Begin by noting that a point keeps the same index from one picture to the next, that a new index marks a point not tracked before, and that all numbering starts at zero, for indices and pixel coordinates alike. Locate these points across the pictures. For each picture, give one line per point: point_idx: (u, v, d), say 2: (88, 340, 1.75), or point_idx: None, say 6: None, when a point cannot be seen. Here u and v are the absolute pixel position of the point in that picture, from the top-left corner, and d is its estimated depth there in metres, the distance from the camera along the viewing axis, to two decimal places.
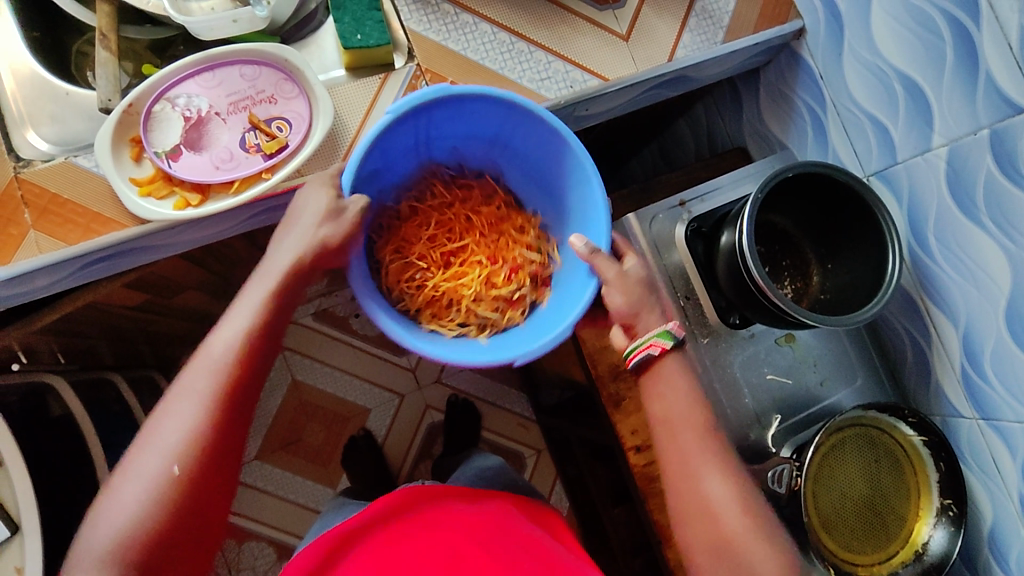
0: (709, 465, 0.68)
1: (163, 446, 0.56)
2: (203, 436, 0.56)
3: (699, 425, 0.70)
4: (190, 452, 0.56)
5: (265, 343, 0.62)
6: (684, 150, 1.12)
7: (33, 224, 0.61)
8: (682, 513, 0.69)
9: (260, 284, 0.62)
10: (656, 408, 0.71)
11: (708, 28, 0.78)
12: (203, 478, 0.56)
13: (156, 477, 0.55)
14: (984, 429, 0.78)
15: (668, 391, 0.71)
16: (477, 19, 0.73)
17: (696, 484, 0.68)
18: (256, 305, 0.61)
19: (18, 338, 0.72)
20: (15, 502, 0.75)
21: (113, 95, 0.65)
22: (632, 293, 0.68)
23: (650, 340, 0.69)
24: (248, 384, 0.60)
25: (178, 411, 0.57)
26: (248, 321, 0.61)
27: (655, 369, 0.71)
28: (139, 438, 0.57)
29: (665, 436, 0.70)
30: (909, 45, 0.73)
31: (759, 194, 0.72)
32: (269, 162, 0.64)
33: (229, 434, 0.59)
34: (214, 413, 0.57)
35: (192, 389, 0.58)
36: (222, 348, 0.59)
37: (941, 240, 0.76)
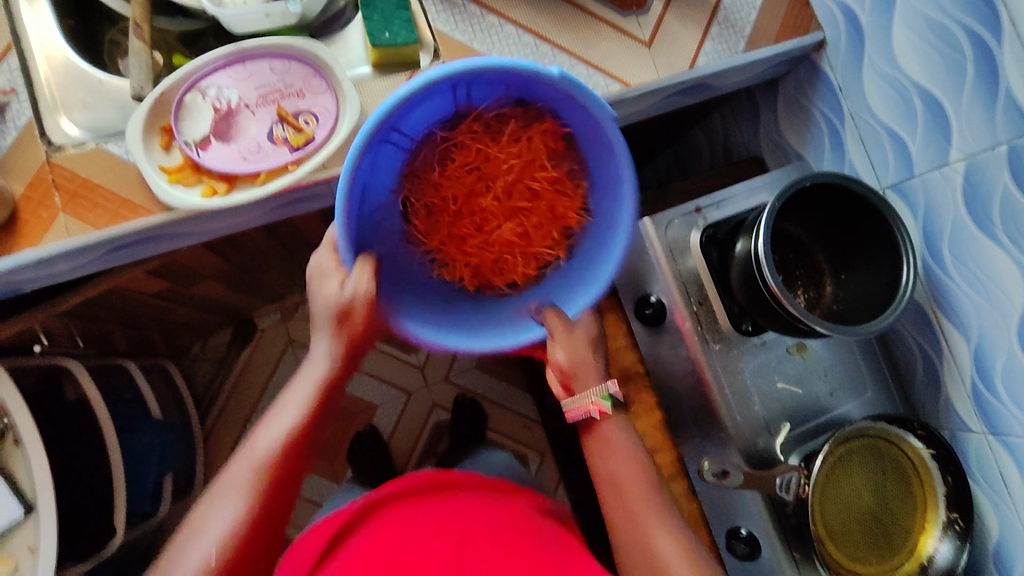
0: (658, 520, 0.64)
1: (207, 537, 0.57)
2: (244, 526, 0.58)
3: (645, 491, 0.66)
4: (231, 545, 0.57)
5: (303, 445, 0.63)
6: (699, 157, 1.12)
7: (63, 207, 0.62)
8: (628, 566, 0.65)
9: (301, 381, 0.64)
10: (602, 469, 0.68)
11: (730, 37, 0.79)
12: (240, 571, 0.57)
13: (194, 572, 0.55)
14: (994, 445, 0.78)
15: (609, 451, 0.67)
16: (503, 21, 0.74)
17: (647, 540, 0.64)
18: (297, 408, 0.63)
19: (39, 321, 0.73)
20: (30, 483, 0.76)
21: (145, 83, 0.66)
22: (577, 349, 0.65)
23: (590, 403, 0.66)
24: (288, 475, 0.61)
25: (224, 503, 0.58)
26: (288, 419, 0.62)
27: (598, 433, 0.68)
28: (186, 527, 0.59)
29: (610, 489, 0.67)
30: (930, 60, 0.73)
31: (776, 203, 0.72)
32: (296, 154, 0.65)
33: (267, 527, 0.60)
34: (256, 507, 0.59)
35: (234, 482, 0.59)
36: (264, 446, 0.61)
37: (955, 255, 0.76)
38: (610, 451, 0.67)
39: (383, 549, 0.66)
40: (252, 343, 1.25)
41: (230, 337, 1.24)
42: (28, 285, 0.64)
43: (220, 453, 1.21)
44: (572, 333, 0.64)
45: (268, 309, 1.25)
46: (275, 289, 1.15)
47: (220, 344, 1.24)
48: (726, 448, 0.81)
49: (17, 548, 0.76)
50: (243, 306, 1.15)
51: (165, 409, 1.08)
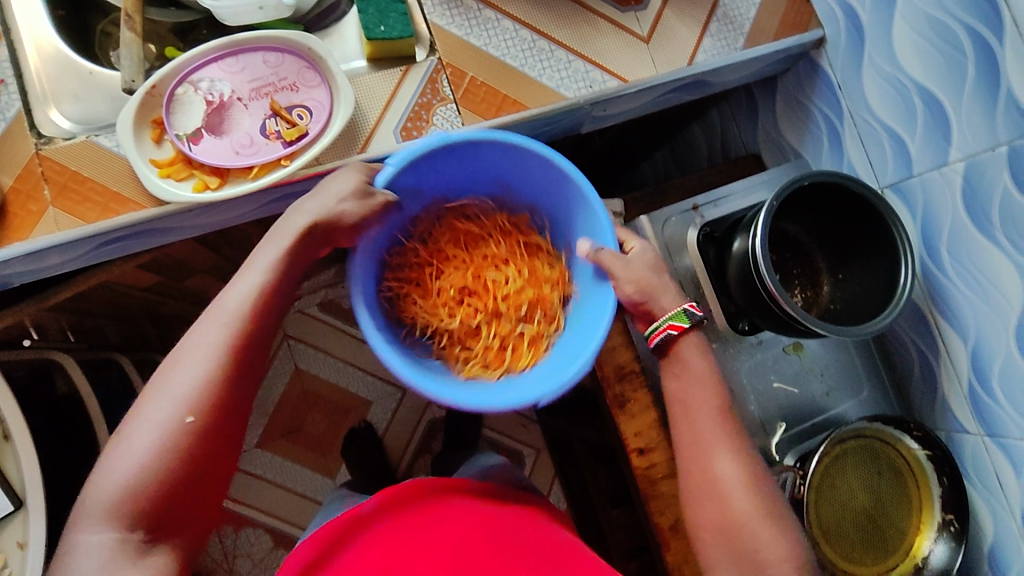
0: (718, 443, 0.67)
1: (177, 395, 0.53)
2: (219, 385, 0.54)
3: (719, 418, 0.68)
4: (207, 402, 0.53)
5: (277, 303, 0.60)
6: (696, 155, 1.12)
7: (52, 201, 0.61)
8: (692, 493, 0.67)
9: (276, 241, 0.60)
10: (673, 389, 0.71)
11: (729, 33, 0.79)
12: (215, 435, 0.54)
13: (167, 429, 0.52)
14: (989, 446, 0.78)
15: (684, 373, 0.70)
16: (500, 15, 0.73)
17: (706, 461, 0.67)
18: (272, 263, 0.59)
19: (29, 315, 0.72)
20: (20, 478, 0.75)
21: (137, 75, 0.65)
22: (642, 279, 0.68)
23: (666, 323, 0.69)
24: (260, 334, 0.58)
25: (193, 363, 0.54)
26: (262, 276, 0.59)
27: (674, 353, 0.71)
28: (150, 387, 0.54)
29: (679, 410, 0.70)
30: (931, 59, 0.73)
31: (774, 201, 0.72)
32: (288, 149, 0.64)
33: (243, 383, 0.57)
34: (229, 361, 0.55)
35: (203, 340, 0.55)
36: (235, 305, 0.57)
37: (954, 255, 0.76)
38: (687, 381, 0.70)
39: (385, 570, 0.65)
40: None
41: None
42: (15, 279, 0.63)
43: None
44: (628, 264, 0.68)
45: None
46: None
47: None
48: None
49: (6, 543, 0.75)
50: None
51: None
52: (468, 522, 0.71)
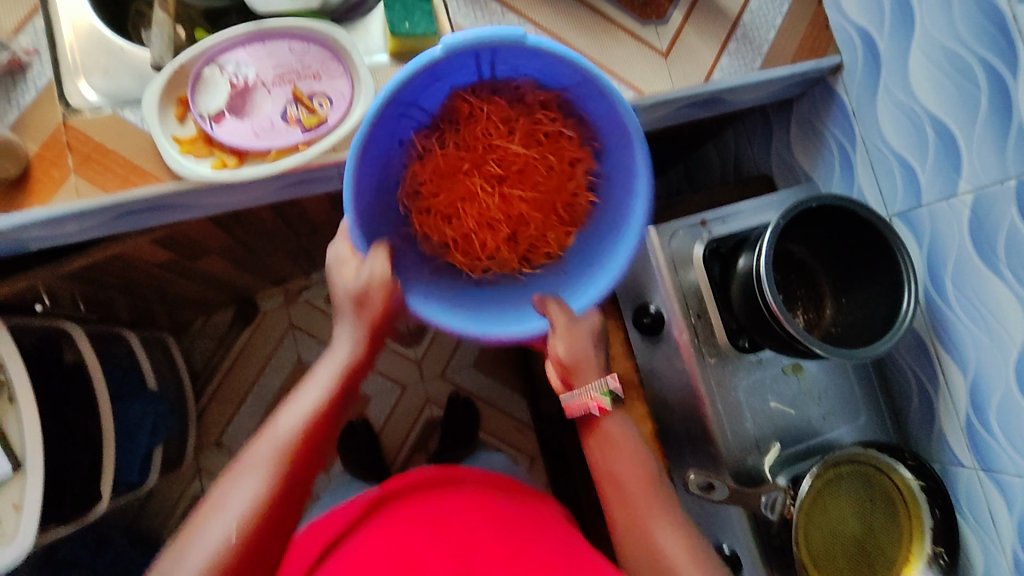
0: (655, 516, 0.64)
1: (229, 513, 0.55)
2: (267, 500, 0.56)
3: (650, 492, 0.65)
4: (252, 522, 0.55)
5: (328, 428, 0.62)
6: (709, 173, 1.13)
7: (74, 169, 0.62)
8: (634, 567, 0.64)
9: (328, 361, 0.63)
10: (603, 465, 0.67)
11: (748, 53, 0.80)
12: (255, 553, 0.55)
13: (213, 545, 0.54)
14: (984, 480, 0.78)
15: (613, 454, 0.67)
16: (522, 21, 0.75)
17: (648, 536, 0.63)
18: (324, 383, 0.62)
19: (43, 281, 0.73)
20: (21, 440, 0.75)
21: (164, 53, 0.69)
22: (576, 344, 0.64)
23: (589, 398, 0.65)
24: (310, 459, 0.60)
25: (245, 483, 0.57)
26: (314, 400, 0.61)
27: (598, 429, 0.68)
28: (204, 508, 0.57)
29: (610, 488, 0.66)
30: (945, 91, 0.73)
31: (780, 220, 0.72)
32: (307, 135, 0.65)
33: (290, 504, 0.58)
34: (279, 484, 0.57)
35: (255, 461, 0.58)
36: (285, 428, 0.59)
37: (957, 286, 0.76)
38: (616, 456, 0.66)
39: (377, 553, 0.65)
40: (251, 325, 1.26)
41: (230, 316, 1.25)
42: (34, 243, 0.65)
43: (213, 430, 1.22)
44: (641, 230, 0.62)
45: (271, 292, 1.26)
46: (279, 271, 1.16)
47: (221, 322, 1.25)
48: (716, 464, 0.81)
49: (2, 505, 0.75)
50: (246, 286, 1.16)
51: (162, 380, 1.09)
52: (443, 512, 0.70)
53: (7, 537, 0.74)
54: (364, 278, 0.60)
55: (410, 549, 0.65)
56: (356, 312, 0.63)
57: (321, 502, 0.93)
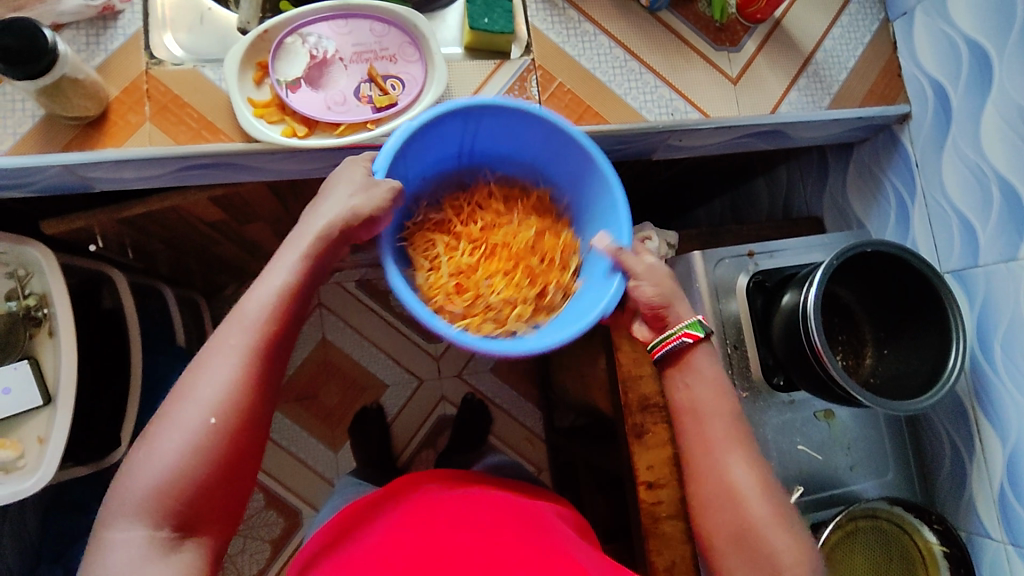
0: (730, 448, 0.64)
1: (202, 396, 0.51)
2: (244, 381, 0.52)
3: (727, 421, 0.65)
4: (230, 406, 0.51)
5: (303, 304, 0.57)
6: (756, 207, 1.12)
7: (150, 117, 0.64)
8: (706, 503, 0.63)
9: (301, 236, 0.58)
10: (681, 398, 0.67)
11: (816, 91, 0.80)
12: (240, 433, 0.52)
13: (191, 430, 0.50)
14: (1012, 555, 0.75)
15: (693, 381, 0.66)
16: (598, 31, 0.76)
17: (720, 470, 0.63)
18: (298, 261, 0.56)
19: (99, 224, 0.75)
20: (57, 375, 0.77)
21: (253, 19, 0.71)
22: (659, 280, 0.65)
23: (681, 330, 0.65)
24: (286, 335, 0.56)
25: (216, 365, 0.52)
26: (288, 273, 0.56)
27: (685, 362, 0.67)
28: (174, 391, 0.52)
29: (692, 421, 0.66)
30: (1016, 151, 0.71)
31: (834, 260, 0.71)
32: (377, 114, 0.66)
33: (268, 387, 0.54)
34: (255, 364, 0.53)
35: (228, 342, 0.53)
36: (257, 306, 0.54)
37: (1007, 353, 0.74)
38: (696, 387, 0.66)
39: (397, 538, 0.62)
40: None
41: None
42: (100, 184, 0.67)
43: None
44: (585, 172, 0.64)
45: None
46: None
47: None
48: None
49: (26, 435, 0.76)
50: None
51: (189, 338, 1.11)
52: (445, 500, 0.67)
53: (29, 468, 0.75)
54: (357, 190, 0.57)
55: (425, 538, 0.61)
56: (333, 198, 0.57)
57: (327, 505, 0.90)
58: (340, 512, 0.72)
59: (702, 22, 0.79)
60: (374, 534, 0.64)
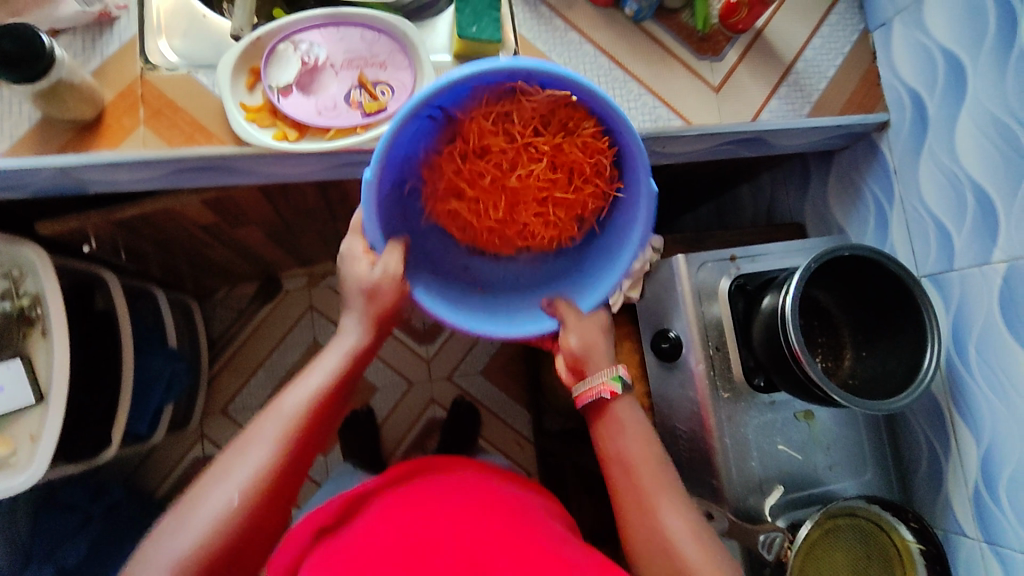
0: (662, 497, 0.62)
1: (234, 478, 0.54)
2: (275, 468, 0.56)
3: (653, 470, 0.64)
4: (258, 488, 0.54)
5: (334, 407, 0.62)
6: (740, 214, 1.15)
7: (144, 121, 0.66)
8: (640, 554, 0.62)
9: (333, 348, 0.64)
10: (611, 449, 0.65)
11: (796, 99, 0.82)
12: (261, 519, 0.55)
13: (219, 510, 0.53)
14: (986, 553, 0.77)
15: (618, 434, 0.65)
16: (583, 40, 0.78)
17: (653, 519, 0.61)
18: (332, 365, 0.62)
19: (92, 226, 0.76)
20: (48, 375, 0.78)
21: (245, 26, 0.71)
22: (591, 336, 0.66)
23: (601, 384, 0.65)
24: (315, 436, 0.60)
25: (252, 452, 0.56)
26: (323, 376, 0.61)
27: (608, 415, 0.66)
28: (209, 473, 0.55)
29: (620, 473, 0.64)
30: (989, 159, 0.74)
31: (812, 264, 0.73)
32: (366, 119, 0.68)
33: (293, 476, 0.58)
34: (287, 454, 0.57)
35: (262, 433, 0.57)
36: (292, 403, 0.59)
37: (981, 355, 0.76)
38: (621, 435, 0.65)
39: (394, 524, 0.62)
40: (273, 302, 1.29)
41: (254, 291, 1.28)
42: (93, 186, 0.68)
43: (221, 399, 1.24)
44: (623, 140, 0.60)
45: (297, 273, 1.29)
46: (309, 252, 1.18)
47: (244, 296, 1.28)
48: (716, 498, 0.80)
49: (19, 434, 0.77)
50: (276, 262, 1.19)
51: (180, 340, 1.12)
52: (440, 493, 0.67)
53: (20, 466, 0.76)
54: (376, 273, 0.62)
55: (418, 527, 0.62)
56: (364, 307, 0.63)
57: (322, 489, 0.94)
58: (331, 499, 0.72)
59: (685, 32, 0.81)
60: (371, 518, 0.64)
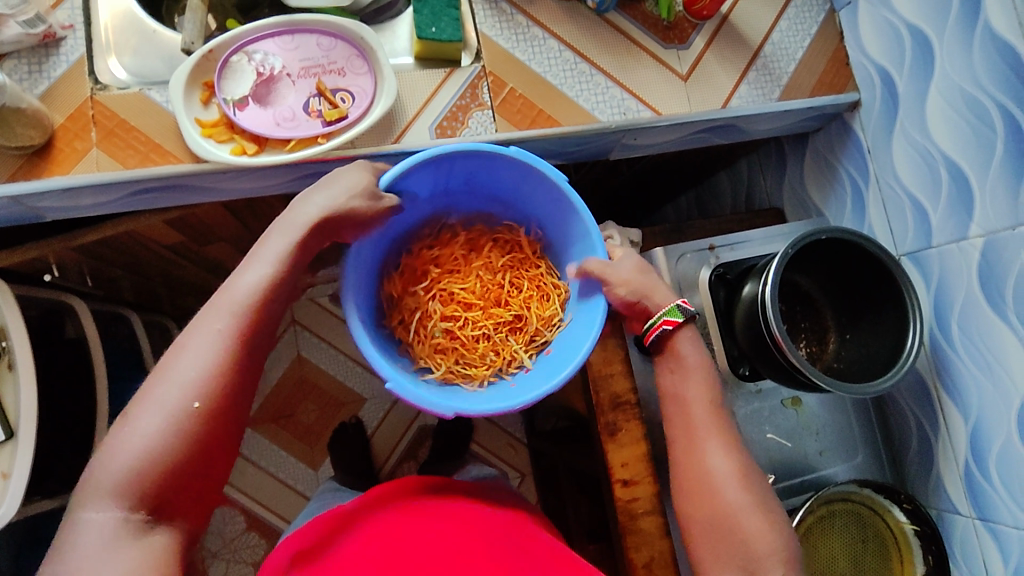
0: (715, 449, 0.66)
1: (184, 379, 0.52)
2: (226, 370, 0.54)
3: (711, 437, 0.67)
4: (214, 386, 0.53)
5: (282, 294, 0.59)
6: (720, 202, 1.14)
7: (97, 142, 0.64)
8: (686, 491, 0.66)
9: (282, 231, 0.59)
10: (670, 391, 0.70)
11: (766, 84, 0.81)
12: (221, 420, 0.53)
13: (174, 411, 0.51)
14: (980, 530, 0.76)
15: (682, 377, 0.70)
16: (546, 35, 0.77)
17: (703, 465, 0.66)
18: (280, 250, 0.58)
19: (53, 253, 0.74)
20: (16, 407, 0.75)
21: (197, 39, 0.69)
22: (635, 277, 0.69)
23: (661, 318, 0.70)
24: (266, 328, 0.57)
25: (200, 347, 0.53)
26: (271, 263, 0.58)
27: (672, 349, 0.71)
28: (157, 370, 0.53)
29: (677, 411, 0.69)
30: (960, 133, 0.73)
31: (789, 250, 0.72)
32: (327, 128, 0.67)
33: (250, 374, 0.56)
34: (238, 351, 0.55)
35: (213, 325, 0.54)
36: (240, 294, 0.56)
37: (963, 331, 0.75)
38: (682, 378, 0.70)
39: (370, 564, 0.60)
40: None
41: None
42: (50, 213, 0.66)
43: None
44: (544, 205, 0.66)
45: None
46: None
47: None
48: None
49: None
50: None
51: (159, 361, 1.09)
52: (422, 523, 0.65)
53: None
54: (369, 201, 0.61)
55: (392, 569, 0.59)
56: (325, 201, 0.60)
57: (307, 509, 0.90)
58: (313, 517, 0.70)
59: (650, 21, 0.80)
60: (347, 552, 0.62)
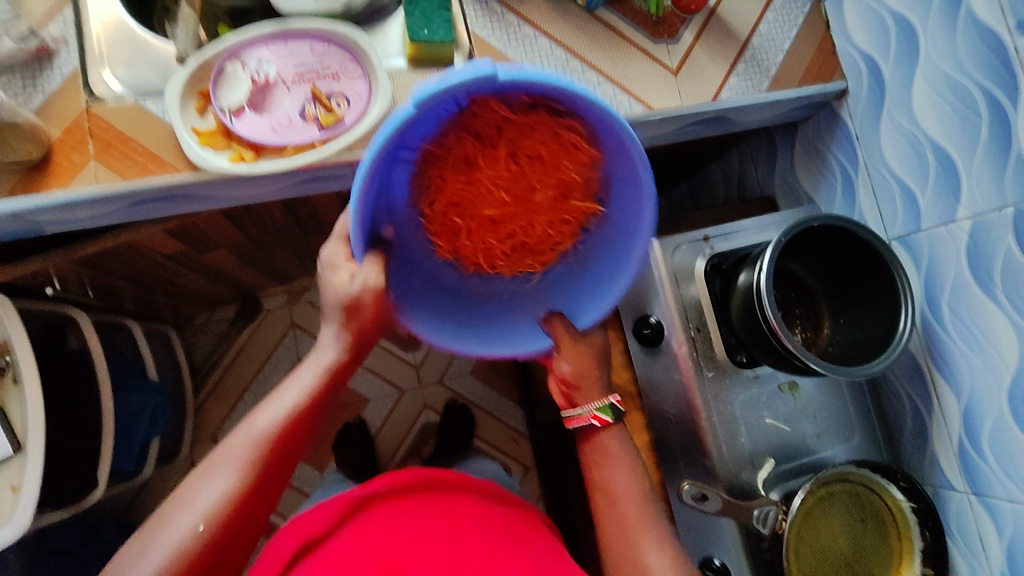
0: (646, 532, 0.68)
1: (197, 507, 0.56)
2: (235, 498, 0.57)
3: (641, 514, 0.69)
4: (221, 513, 0.56)
5: (304, 427, 0.63)
6: (714, 193, 1.16)
7: (94, 155, 0.64)
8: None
9: (308, 365, 0.64)
10: (599, 477, 0.72)
11: (755, 75, 0.82)
12: (220, 544, 0.56)
13: (182, 535, 0.54)
14: (975, 505, 0.78)
15: (608, 465, 0.71)
16: (537, 33, 0.77)
17: (636, 554, 0.67)
18: (308, 380, 0.63)
19: (54, 266, 0.74)
20: (23, 421, 0.76)
21: (191, 50, 0.69)
22: (584, 365, 0.69)
23: (590, 414, 0.70)
24: (282, 458, 0.61)
25: (217, 477, 0.57)
26: (299, 394, 0.62)
27: (597, 440, 0.72)
28: (177, 497, 0.57)
29: (605, 502, 0.70)
30: (946, 118, 0.74)
31: (782, 238, 0.73)
32: (323, 133, 0.67)
33: (260, 501, 0.59)
34: (251, 480, 0.58)
35: (232, 453, 0.58)
36: (261, 425, 0.60)
37: (954, 311, 0.77)
38: (608, 467, 0.71)
39: (377, 540, 0.62)
40: (254, 322, 1.27)
41: (233, 313, 1.26)
42: (50, 227, 0.66)
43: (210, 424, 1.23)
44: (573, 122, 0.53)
45: (275, 291, 1.28)
46: (283, 269, 1.17)
47: (224, 319, 1.26)
48: (710, 477, 0.81)
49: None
50: (252, 283, 1.17)
51: (161, 368, 1.09)
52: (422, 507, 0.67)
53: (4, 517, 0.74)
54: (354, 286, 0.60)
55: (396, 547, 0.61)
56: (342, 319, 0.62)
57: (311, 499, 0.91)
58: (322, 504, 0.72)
59: (639, 16, 0.80)
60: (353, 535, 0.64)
